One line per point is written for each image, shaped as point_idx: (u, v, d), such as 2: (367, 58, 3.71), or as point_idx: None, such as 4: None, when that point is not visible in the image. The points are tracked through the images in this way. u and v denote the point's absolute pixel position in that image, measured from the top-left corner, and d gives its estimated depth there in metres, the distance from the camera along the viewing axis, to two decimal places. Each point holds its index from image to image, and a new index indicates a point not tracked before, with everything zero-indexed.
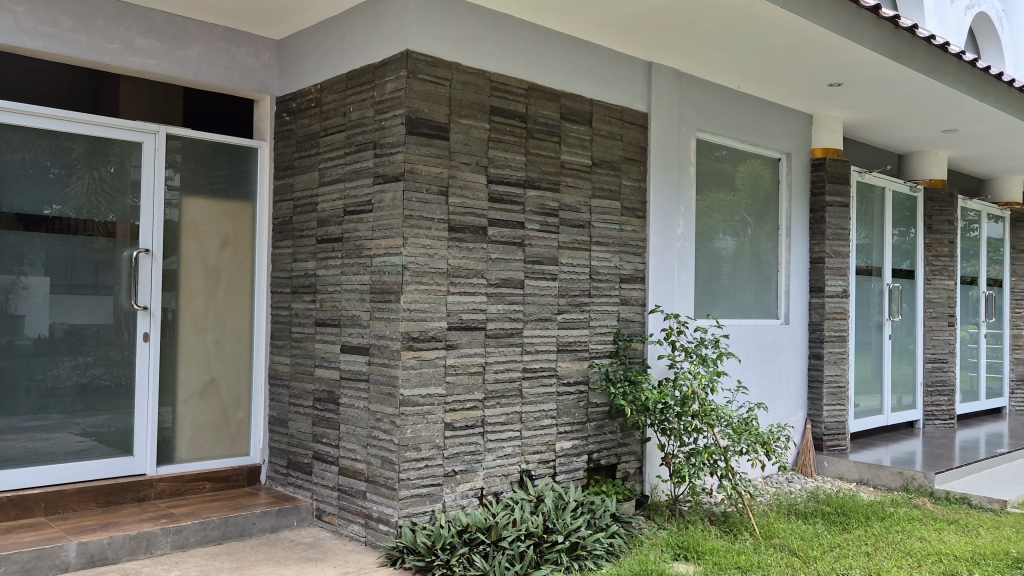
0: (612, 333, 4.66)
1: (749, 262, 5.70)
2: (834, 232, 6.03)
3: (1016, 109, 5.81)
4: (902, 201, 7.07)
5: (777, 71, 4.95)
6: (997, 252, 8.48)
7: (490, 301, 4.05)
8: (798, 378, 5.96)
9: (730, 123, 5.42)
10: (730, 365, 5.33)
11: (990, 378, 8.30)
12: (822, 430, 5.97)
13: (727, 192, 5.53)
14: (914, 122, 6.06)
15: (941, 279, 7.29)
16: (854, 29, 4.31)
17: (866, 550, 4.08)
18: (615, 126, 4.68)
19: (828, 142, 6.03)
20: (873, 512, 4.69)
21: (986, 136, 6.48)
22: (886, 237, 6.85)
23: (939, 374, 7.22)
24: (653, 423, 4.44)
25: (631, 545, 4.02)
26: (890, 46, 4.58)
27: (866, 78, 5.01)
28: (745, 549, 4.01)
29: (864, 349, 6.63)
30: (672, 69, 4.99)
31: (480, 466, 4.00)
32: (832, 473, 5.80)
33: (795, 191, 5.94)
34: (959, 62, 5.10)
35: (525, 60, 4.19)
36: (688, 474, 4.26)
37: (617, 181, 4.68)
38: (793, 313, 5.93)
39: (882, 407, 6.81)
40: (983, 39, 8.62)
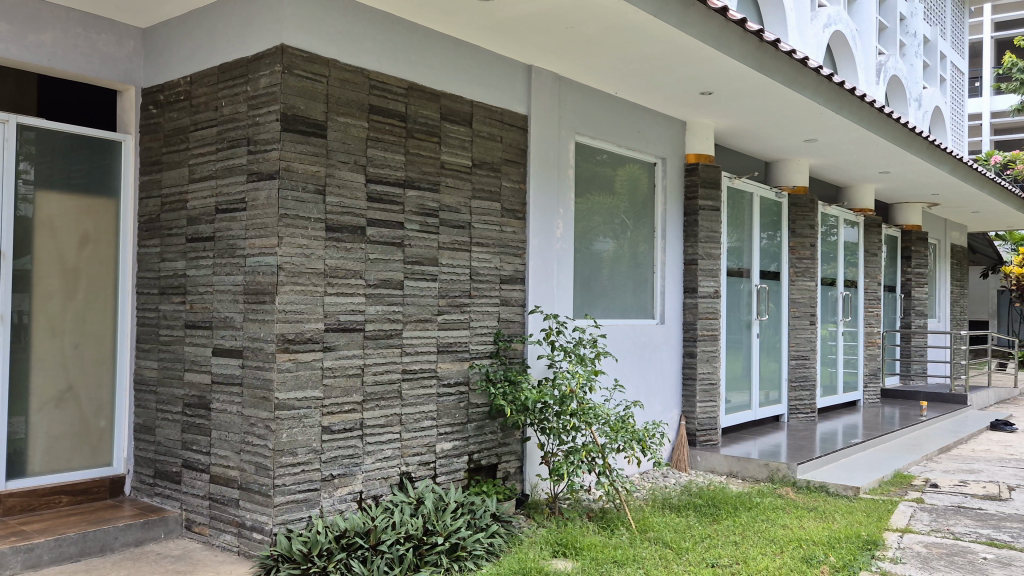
0: (492, 334, 4.69)
1: (627, 264, 5.85)
2: (706, 235, 6.27)
3: (868, 122, 6.21)
4: (768, 206, 7.43)
5: (651, 78, 5.11)
6: (853, 255, 9.04)
7: (368, 302, 3.99)
8: (673, 376, 6.17)
9: (607, 127, 5.56)
10: (607, 364, 5.45)
11: (846, 373, 8.85)
12: (695, 426, 6.20)
13: (605, 195, 5.66)
14: (778, 131, 6.39)
15: (805, 280, 7.70)
16: (722, 40, 4.49)
17: (733, 539, 4.27)
18: (495, 127, 4.71)
19: (700, 149, 6.27)
20: (741, 502, 4.90)
21: (843, 146, 6.90)
22: (754, 240, 7.18)
23: (802, 370, 7.62)
24: (533, 423, 4.48)
25: (511, 544, 4.05)
26: (755, 58, 4.80)
27: (734, 88, 5.24)
28: (622, 543, 4.11)
29: (734, 347, 6.93)
30: (551, 73, 5.07)
31: (358, 469, 3.93)
32: (704, 467, 6.03)
33: (669, 195, 6.14)
34: (818, 76, 5.41)
35: (403, 60, 4.16)
36: (567, 472, 4.31)
37: (497, 182, 4.71)
38: (668, 312, 6.13)
39: (751, 403, 7.13)
40: (840, 56, 9.17)
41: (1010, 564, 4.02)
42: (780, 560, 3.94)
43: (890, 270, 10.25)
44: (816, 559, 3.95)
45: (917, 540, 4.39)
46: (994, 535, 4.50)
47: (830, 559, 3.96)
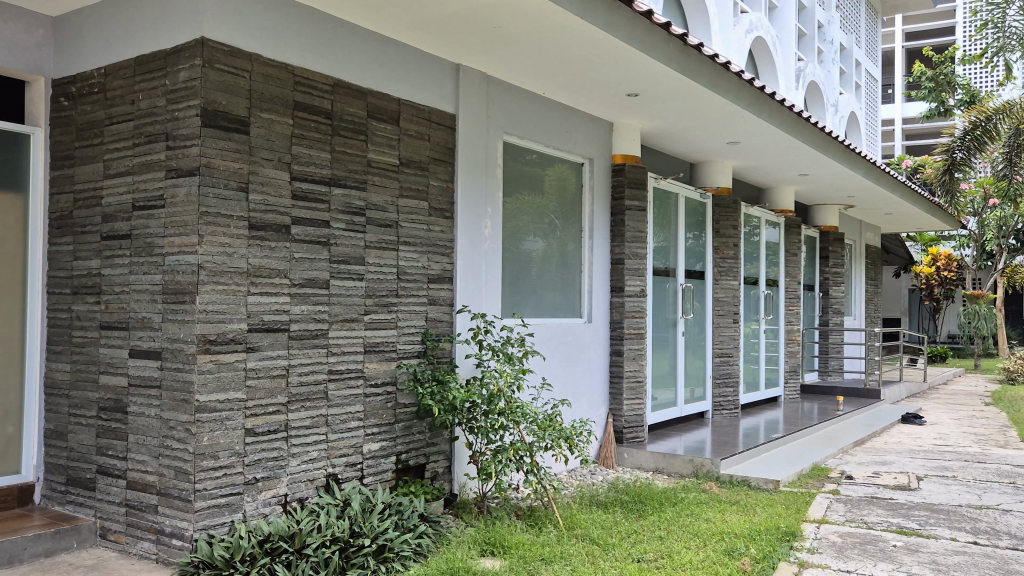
0: (420, 333, 4.66)
1: (556, 264, 5.89)
2: (633, 235, 6.36)
3: (788, 126, 6.40)
4: (693, 207, 7.59)
5: (578, 79, 5.15)
6: (774, 255, 9.29)
7: (293, 302, 3.92)
8: (601, 374, 6.24)
9: (535, 127, 5.59)
10: (535, 362, 5.48)
11: (768, 370, 9.10)
12: (623, 423, 6.29)
13: (534, 194, 5.69)
14: (702, 133, 6.52)
15: (728, 279, 7.89)
16: (647, 43, 4.56)
17: (658, 534, 4.34)
18: (423, 126, 4.68)
19: (626, 150, 6.36)
20: (666, 498, 4.99)
21: (764, 149, 7.09)
22: (679, 240, 7.32)
23: (726, 367, 7.81)
24: (461, 422, 4.47)
25: (439, 544, 4.04)
26: (680, 61, 4.89)
27: (659, 90, 5.33)
28: (549, 540, 4.14)
29: (660, 345, 7.05)
30: (479, 72, 5.07)
31: (283, 472, 3.86)
32: (630, 463, 6.12)
33: (597, 195, 6.21)
34: (740, 80, 5.54)
35: (329, 56, 4.10)
36: (495, 470, 4.32)
37: (425, 181, 4.68)
38: (596, 311, 6.20)
39: (676, 400, 7.27)
40: (761, 62, 9.43)
41: (918, 551, 4.20)
42: (704, 553, 4.02)
43: (809, 269, 10.59)
44: (738, 551, 4.05)
45: (833, 530, 4.55)
46: (904, 524, 4.70)
47: (750, 551, 4.06)
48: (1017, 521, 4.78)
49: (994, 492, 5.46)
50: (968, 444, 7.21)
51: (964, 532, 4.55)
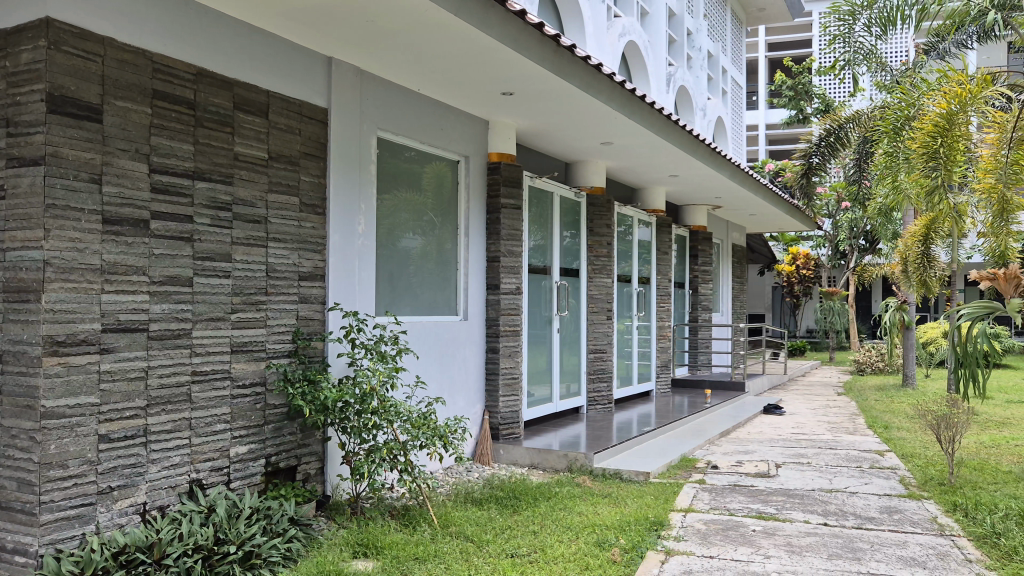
0: (291, 332, 4.54)
1: (432, 262, 5.87)
2: (508, 233, 6.40)
3: (658, 128, 6.59)
4: (568, 206, 7.72)
5: (454, 76, 5.14)
6: (647, 253, 9.58)
7: (153, 300, 3.74)
8: (476, 372, 6.25)
9: (410, 124, 5.54)
10: (408, 361, 5.44)
11: (640, 365, 9.38)
12: (498, 419, 6.33)
13: (409, 191, 5.64)
14: (577, 133, 6.64)
15: (602, 277, 8.07)
16: (521, 42, 4.59)
17: (532, 529, 4.39)
18: (293, 120, 4.56)
19: (502, 148, 6.41)
20: (540, 493, 5.06)
21: (636, 150, 7.28)
22: (554, 238, 7.43)
23: (599, 363, 8.00)
24: (333, 422, 4.38)
25: (309, 548, 3.94)
26: (553, 62, 4.94)
27: (534, 89, 5.39)
28: (423, 539, 4.11)
29: (536, 342, 7.14)
30: (352, 66, 4.97)
31: (141, 480, 3.67)
32: (506, 459, 6.17)
33: (473, 193, 6.22)
34: (611, 82, 5.66)
35: (192, 42, 3.92)
36: (368, 471, 4.25)
37: (295, 176, 4.56)
38: (472, 309, 6.20)
39: (552, 395, 7.38)
40: (634, 65, 9.72)
41: (775, 534, 4.43)
42: (575, 546, 4.10)
43: (679, 268, 10.98)
44: (608, 542, 4.16)
45: (698, 518, 4.73)
46: (762, 509, 4.94)
47: (620, 542, 4.17)
48: (863, 502, 5.12)
49: (844, 476, 5.83)
50: (822, 432, 7.67)
51: (816, 514, 4.83)
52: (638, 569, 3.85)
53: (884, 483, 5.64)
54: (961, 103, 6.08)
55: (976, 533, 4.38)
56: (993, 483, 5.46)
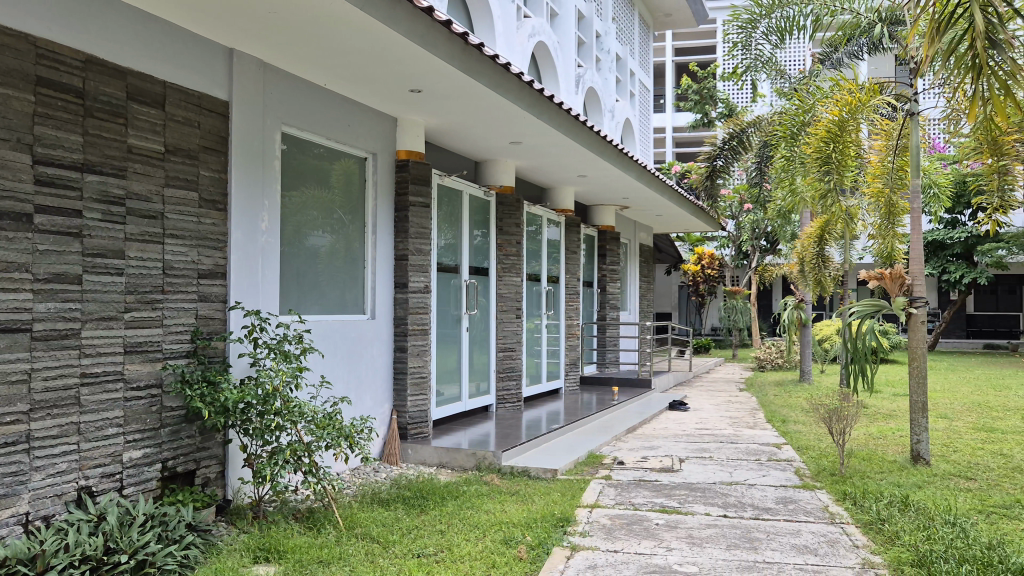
0: (189, 332, 4.38)
1: (339, 261, 5.78)
2: (417, 231, 6.35)
3: (566, 128, 6.66)
4: (477, 204, 7.71)
5: (361, 72, 5.07)
6: (555, 252, 9.67)
7: (37, 299, 3.55)
8: (384, 371, 6.18)
9: (316, 119, 5.43)
10: (312, 360, 5.33)
11: (549, 363, 9.47)
12: (407, 419, 6.27)
13: (315, 188, 5.54)
14: (486, 132, 6.65)
15: (511, 276, 8.10)
16: (428, 39, 4.56)
17: (439, 528, 4.37)
18: (192, 112, 4.40)
19: (411, 146, 6.36)
20: (448, 492, 5.04)
21: (544, 150, 7.33)
22: (463, 237, 7.41)
23: (509, 362, 8.03)
24: (234, 424, 4.25)
25: (208, 555, 3.82)
26: (461, 60, 4.93)
27: (442, 87, 5.36)
28: (328, 542, 4.04)
29: (445, 342, 7.11)
30: (255, 58, 4.84)
31: (24, 488, 3.48)
32: (414, 459, 6.13)
33: (380, 191, 6.14)
34: (520, 82, 5.68)
35: (82, 28, 3.74)
36: (271, 473, 4.14)
37: (194, 171, 4.41)
38: (379, 308, 6.12)
39: (461, 394, 7.36)
40: (544, 66, 9.80)
41: (677, 527, 4.54)
42: (482, 544, 4.10)
43: (588, 267, 11.13)
44: (515, 539, 4.18)
45: (604, 513, 4.80)
46: (665, 503, 5.05)
47: (527, 539, 4.20)
48: (761, 493, 5.30)
49: (743, 469, 6.03)
50: (723, 427, 7.91)
51: (716, 507, 4.98)
52: (543, 565, 3.88)
53: (780, 474, 5.85)
54: (851, 111, 6.36)
55: (863, 520, 4.60)
56: (880, 473, 5.73)
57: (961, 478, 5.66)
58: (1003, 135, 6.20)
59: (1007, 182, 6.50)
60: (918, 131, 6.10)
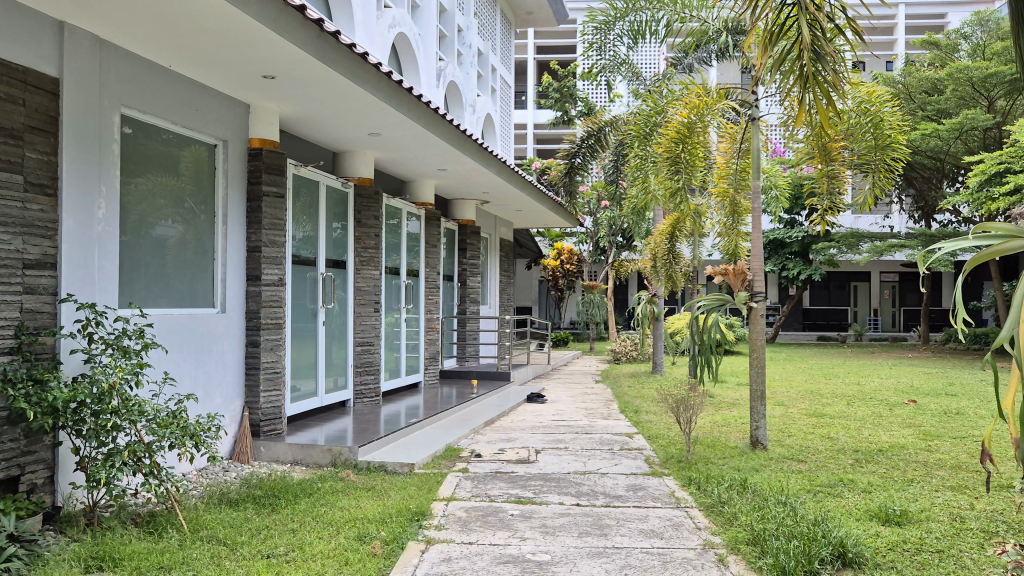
0: (12, 327, 4.01)
1: (187, 252, 5.51)
2: (270, 222, 6.13)
3: (426, 122, 6.62)
4: (334, 196, 7.54)
5: (209, 54, 4.84)
6: (415, 246, 9.61)
7: None
8: (235, 366, 5.95)
9: (160, 101, 5.15)
10: (155, 356, 5.05)
11: (408, 357, 9.42)
12: (259, 416, 6.07)
13: (160, 174, 5.25)
14: (343, 122, 6.50)
15: (369, 269, 7.97)
16: (281, 24, 4.40)
17: (291, 527, 4.25)
18: (17, 88, 4.05)
19: (264, 134, 6.14)
20: (301, 489, 4.92)
21: (404, 142, 7.26)
22: (320, 229, 7.23)
23: (366, 356, 7.92)
24: (65, 426, 3.97)
25: (32, 567, 3.55)
26: (316, 48, 4.80)
27: (297, 74, 5.20)
28: (170, 546, 3.85)
29: (301, 336, 6.92)
30: (90, 34, 4.53)
31: None
32: (267, 457, 5.95)
33: (231, 179, 5.89)
34: (378, 73, 5.59)
35: None
36: (106, 477, 3.86)
37: (18, 151, 4.07)
38: (230, 301, 5.87)
39: (317, 390, 7.19)
40: (404, 57, 9.71)
41: (531, 517, 4.62)
42: (335, 542, 4.03)
43: (448, 261, 11.14)
44: (369, 535, 4.12)
45: (459, 506, 4.82)
46: (520, 494, 5.13)
47: (381, 534, 4.16)
48: (611, 482, 5.48)
49: (596, 458, 6.21)
50: (578, 418, 8.12)
51: (569, 496, 5.10)
52: (398, 560, 3.85)
53: (631, 463, 6.06)
54: (699, 113, 6.64)
55: (705, 504, 4.85)
56: (721, 458, 6.05)
57: (794, 461, 6.06)
58: (831, 142, 6.69)
59: (835, 185, 6.97)
60: (758, 135, 6.46)
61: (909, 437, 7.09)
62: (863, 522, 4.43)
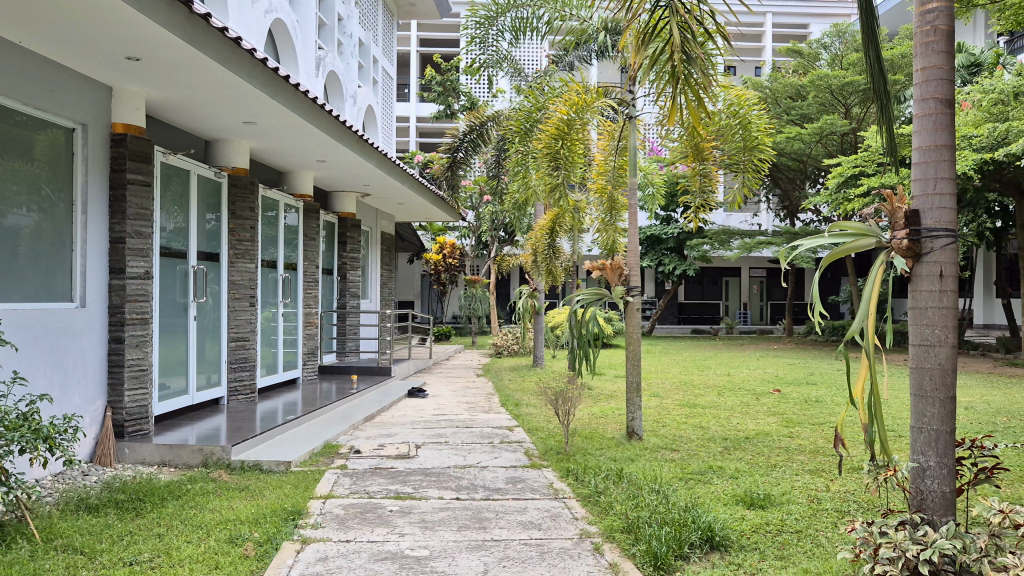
0: None
1: (41, 242, 5.16)
2: (135, 212, 5.82)
3: (304, 112, 6.44)
4: (206, 185, 7.23)
5: (66, 32, 4.54)
6: (292, 239, 9.36)
7: None
8: (96, 364, 5.62)
9: (9, 81, 4.79)
10: (3, 354, 4.70)
11: (286, 353, 9.17)
12: (123, 416, 5.77)
13: (9, 159, 4.89)
14: (216, 109, 6.24)
15: (244, 262, 7.71)
16: (145, 4, 4.18)
17: (156, 532, 4.06)
18: None
19: (128, 119, 5.81)
20: (168, 492, 4.71)
21: (280, 131, 7.03)
22: (190, 220, 6.91)
23: (241, 352, 7.67)
24: None
25: None
26: (185, 30, 4.58)
27: (163, 57, 4.95)
28: (20, 558, 3.59)
29: (170, 331, 6.61)
30: None
31: None
32: (132, 459, 5.66)
33: (92, 165, 5.55)
34: (253, 60, 5.39)
35: None
36: None
37: None
38: (90, 295, 5.54)
39: (188, 388, 6.90)
40: (281, 45, 9.43)
41: (410, 512, 4.60)
42: (204, 545, 3.88)
43: (328, 254, 10.92)
44: (241, 537, 3.99)
45: (337, 504, 4.74)
46: (400, 489, 5.09)
47: (254, 535, 4.03)
48: (491, 475, 5.52)
49: (476, 452, 6.23)
50: (460, 412, 8.14)
51: (449, 490, 5.10)
52: (271, 561, 3.74)
53: (510, 456, 6.12)
54: (578, 110, 6.76)
55: (582, 494, 4.95)
56: (598, 449, 6.20)
57: (667, 450, 6.28)
58: (703, 142, 6.95)
59: (707, 184, 7.26)
60: (635, 134, 6.63)
61: (773, 424, 7.48)
62: (730, 506, 4.63)
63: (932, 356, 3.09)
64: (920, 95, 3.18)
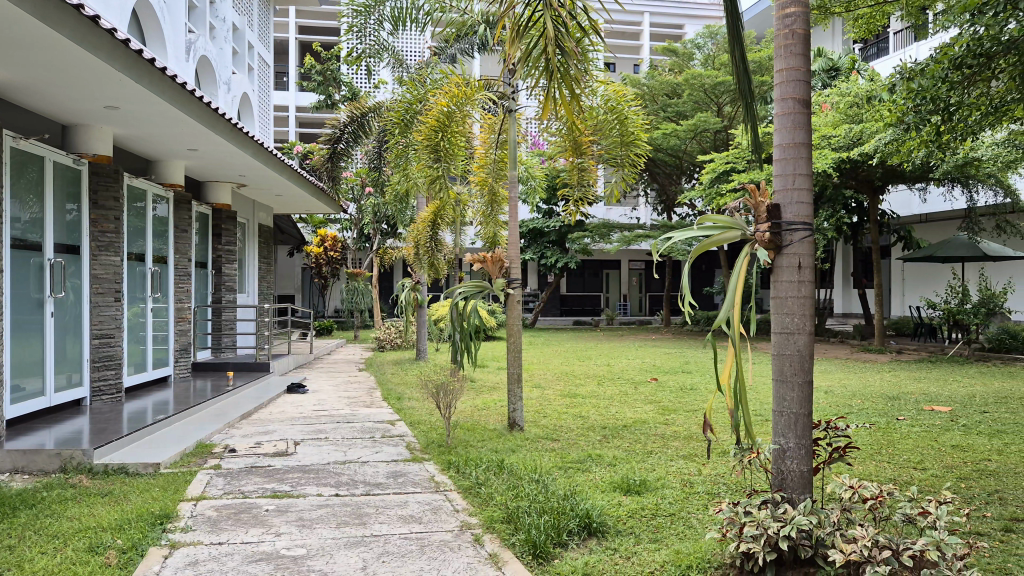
0: None
1: None
2: None
3: (172, 97, 6.13)
4: (64, 173, 6.80)
5: None
6: (162, 230, 8.94)
7: None
8: None
9: None
10: None
11: (156, 350, 8.77)
12: None
13: None
14: (74, 92, 5.88)
15: (107, 255, 7.30)
16: None
17: (7, 544, 3.80)
18: None
19: None
20: (21, 501, 4.41)
21: (147, 118, 6.69)
22: (46, 210, 6.48)
23: (105, 349, 7.27)
24: None
25: None
26: (35, 6, 4.28)
27: (12, 35, 4.61)
28: None
29: (24, 329, 6.19)
30: None
31: None
32: None
33: None
34: (114, 40, 5.10)
35: None
36: None
37: None
38: None
39: (44, 389, 6.48)
40: (148, 27, 8.99)
41: (287, 511, 4.48)
42: (61, 555, 3.65)
43: (201, 247, 10.49)
44: (103, 545, 3.78)
45: (208, 505, 4.57)
46: (276, 488, 4.95)
47: (117, 542, 3.83)
48: (372, 470, 5.45)
49: (356, 447, 6.15)
50: (340, 407, 8.01)
51: (328, 487, 5.01)
52: (136, 568, 3.56)
53: (391, 450, 6.07)
54: (458, 102, 6.74)
55: (463, 486, 4.97)
56: (480, 441, 6.22)
57: (547, 440, 6.38)
58: (581, 136, 7.08)
59: (585, 177, 7.40)
60: (515, 127, 6.68)
61: (649, 412, 7.71)
62: (607, 493, 4.75)
63: (792, 343, 3.26)
64: (781, 96, 3.33)
